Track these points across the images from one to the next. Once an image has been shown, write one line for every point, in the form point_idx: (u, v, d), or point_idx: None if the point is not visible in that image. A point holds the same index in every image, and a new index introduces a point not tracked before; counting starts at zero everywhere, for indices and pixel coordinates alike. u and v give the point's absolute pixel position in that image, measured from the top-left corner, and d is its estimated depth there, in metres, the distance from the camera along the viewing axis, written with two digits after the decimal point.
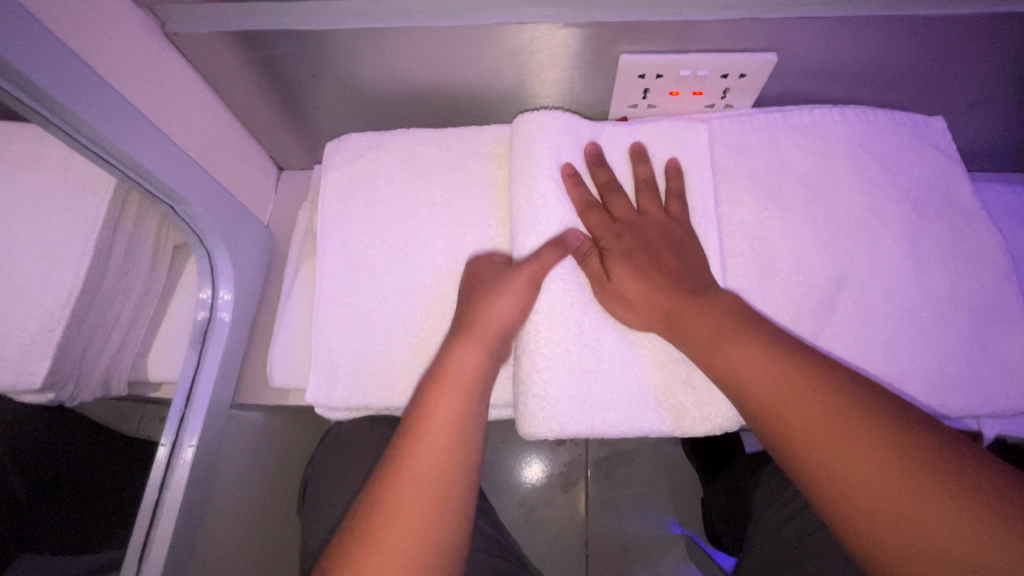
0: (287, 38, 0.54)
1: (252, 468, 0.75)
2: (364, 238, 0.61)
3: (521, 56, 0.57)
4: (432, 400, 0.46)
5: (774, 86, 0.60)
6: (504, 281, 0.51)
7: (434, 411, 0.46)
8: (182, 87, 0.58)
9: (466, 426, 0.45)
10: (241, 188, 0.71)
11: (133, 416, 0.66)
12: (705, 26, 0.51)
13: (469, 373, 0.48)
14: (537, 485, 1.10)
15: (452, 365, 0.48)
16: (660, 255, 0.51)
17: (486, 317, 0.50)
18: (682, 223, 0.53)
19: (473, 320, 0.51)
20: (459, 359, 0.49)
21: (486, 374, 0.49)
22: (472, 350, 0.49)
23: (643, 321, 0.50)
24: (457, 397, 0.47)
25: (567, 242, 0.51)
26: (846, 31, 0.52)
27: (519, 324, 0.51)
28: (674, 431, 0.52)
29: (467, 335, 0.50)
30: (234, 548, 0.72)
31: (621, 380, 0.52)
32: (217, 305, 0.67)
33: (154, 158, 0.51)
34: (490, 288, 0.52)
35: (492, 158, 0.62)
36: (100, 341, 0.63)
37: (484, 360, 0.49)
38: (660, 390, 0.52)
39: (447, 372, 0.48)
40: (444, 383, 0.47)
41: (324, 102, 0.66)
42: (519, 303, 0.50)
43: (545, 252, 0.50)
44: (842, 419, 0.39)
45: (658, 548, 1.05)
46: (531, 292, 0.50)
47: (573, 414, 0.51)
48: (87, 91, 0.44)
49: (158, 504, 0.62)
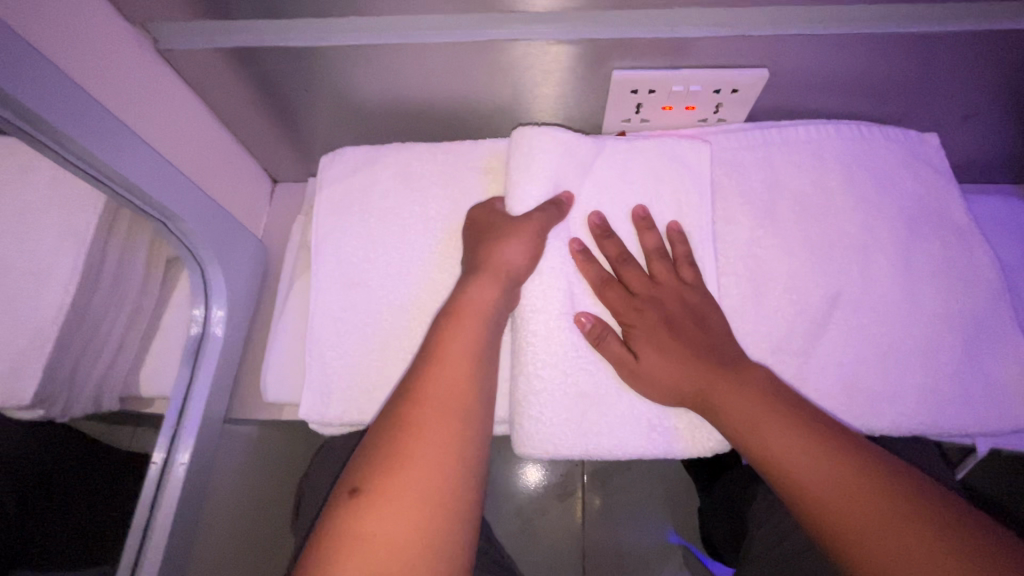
0: (279, 55, 0.55)
1: (247, 483, 0.74)
2: (357, 253, 0.60)
3: (514, 71, 0.57)
4: (446, 336, 0.46)
5: (766, 101, 0.61)
6: (515, 225, 0.51)
7: (451, 341, 0.46)
8: (175, 103, 0.58)
9: (481, 358, 0.46)
10: (234, 201, 0.71)
11: (125, 430, 0.65)
12: (695, 43, 0.51)
13: (482, 311, 0.48)
14: (535, 491, 1.10)
15: (465, 302, 0.48)
16: (683, 331, 0.50)
17: (497, 255, 0.50)
18: (699, 290, 0.52)
19: (483, 259, 0.51)
20: (473, 296, 0.48)
21: (500, 312, 0.49)
22: (487, 287, 0.49)
23: (674, 399, 0.50)
24: (471, 337, 0.46)
25: (563, 201, 0.53)
26: (836, 48, 0.52)
27: (527, 267, 0.51)
28: (665, 454, 0.52)
29: (479, 272, 0.50)
30: (227, 563, 0.71)
31: (616, 404, 0.51)
32: (210, 321, 0.67)
33: (146, 177, 0.51)
34: (499, 228, 0.52)
35: (485, 173, 0.62)
36: (92, 357, 0.62)
37: (498, 295, 0.49)
38: (656, 411, 0.52)
39: (460, 308, 0.48)
40: (458, 322, 0.47)
41: (317, 117, 0.66)
42: (528, 248, 0.50)
43: (546, 209, 0.51)
44: (846, 476, 0.42)
45: (655, 558, 1.05)
46: (538, 240, 0.51)
47: (565, 438, 0.51)
48: (77, 113, 0.44)
49: (148, 521, 0.62)
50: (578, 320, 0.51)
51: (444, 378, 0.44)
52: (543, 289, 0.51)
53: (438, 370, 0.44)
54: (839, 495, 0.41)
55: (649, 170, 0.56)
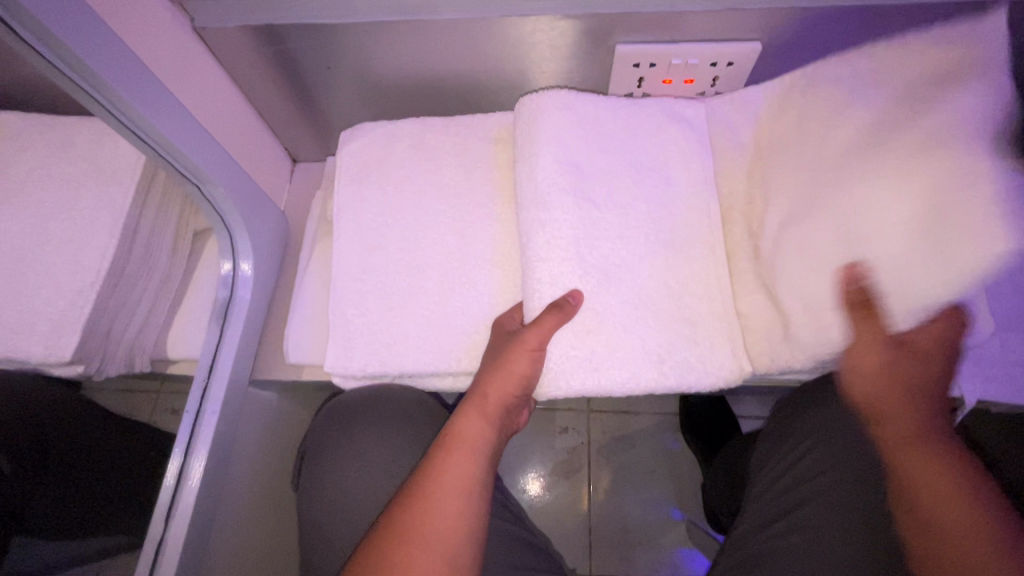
0: (304, 32, 0.58)
1: (268, 446, 0.78)
2: (378, 218, 0.64)
3: (522, 47, 0.61)
4: (443, 462, 0.53)
5: (758, 73, 0.65)
6: (504, 353, 0.52)
7: (455, 453, 0.53)
8: (207, 80, 0.62)
9: (476, 479, 0.52)
10: (258, 174, 0.75)
11: (143, 406, 0.71)
12: (692, 15, 0.55)
13: (471, 441, 0.54)
14: (538, 492, 1.11)
15: (455, 432, 0.54)
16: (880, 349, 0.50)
17: (486, 389, 0.54)
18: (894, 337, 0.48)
19: (476, 391, 0.55)
20: (465, 427, 0.54)
21: (488, 438, 0.55)
22: (476, 422, 0.54)
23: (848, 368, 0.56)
24: (465, 464, 0.53)
25: (569, 304, 0.51)
26: (824, 20, 0.56)
27: (519, 392, 0.54)
28: (678, 387, 0.53)
29: (469, 404, 0.55)
30: (250, 521, 0.74)
31: (625, 338, 0.53)
32: (237, 280, 0.70)
33: (187, 140, 0.55)
34: (493, 360, 0.54)
35: (495, 143, 0.66)
36: (124, 319, 0.66)
37: (483, 426, 0.54)
38: (662, 348, 0.53)
39: (454, 440, 0.54)
40: (452, 451, 0.53)
41: (337, 94, 0.70)
42: (523, 376, 0.53)
43: (545, 318, 0.50)
44: (944, 482, 0.54)
45: (658, 531, 1.08)
46: (538, 358, 0.52)
47: (575, 369, 0.52)
48: (131, 75, 0.47)
49: (182, 470, 0.63)
50: (566, 300, 0.51)
51: (441, 500, 0.51)
52: (550, 237, 0.53)
53: (434, 494, 0.51)
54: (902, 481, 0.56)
55: (651, 129, 0.59)
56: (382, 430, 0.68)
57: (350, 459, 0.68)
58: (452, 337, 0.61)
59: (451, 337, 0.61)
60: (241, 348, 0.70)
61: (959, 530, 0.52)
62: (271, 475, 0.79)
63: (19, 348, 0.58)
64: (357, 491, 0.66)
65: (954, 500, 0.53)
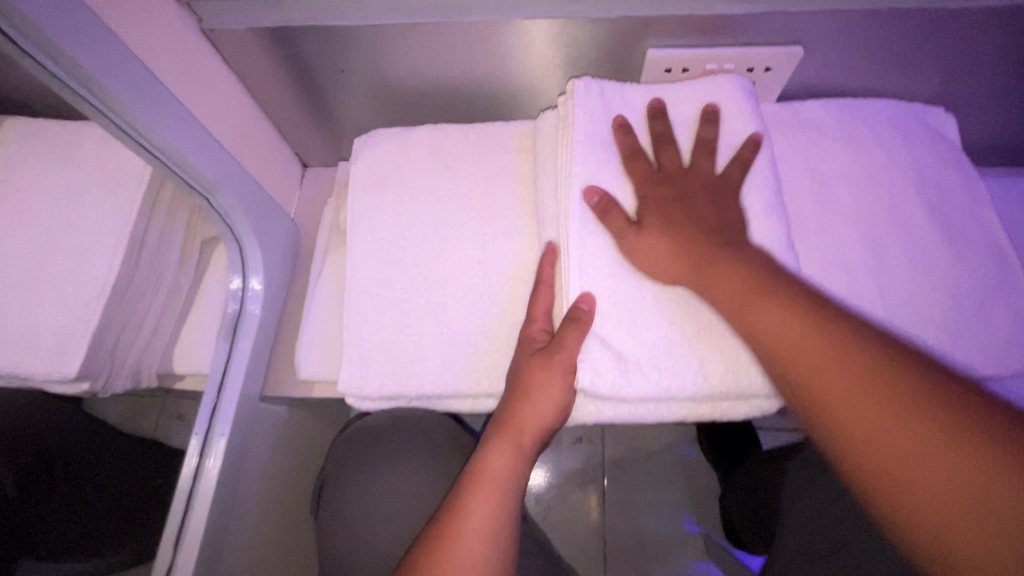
0: (315, 34, 0.55)
1: (280, 463, 0.75)
2: (394, 231, 0.61)
3: (548, 51, 0.58)
4: (469, 497, 0.49)
5: (796, 78, 0.61)
6: (536, 375, 0.50)
7: (476, 486, 0.49)
8: (217, 83, 0.59)
9: (505, 527, 0.48)
10: (268, 179, 0.72)
11: (150, 412, 0.68)
12: (732, 19, 0.52)
13: (500, 475, 0.50)
14: (551, 504, 1.09)
15: (486, 465, 0.51)
16: (697, 206, 0.50)
17: (520, 420, 0.51)
18: (707, 173, 0.52)
19: (507, 420, 0.52)
20: (493, 459, 0.51)
21: (519, 475, 0.51)
22: (505, 452, 0.51)
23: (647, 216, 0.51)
24: (494, 503, 0.49)
25: (583, 314, 0.48)
26: (873, 25, 0.52)
27: (556, 421, 0.51)
28: (712, 415, 0.53)
29: (501, 435, 0.52)
30: (260, 542, 0.72)
31: (667, 363, 0.49)
32: (247, 295, 0.67)
33: (194, 149, 0.52)
34: (522, 387, 0.51)
35: (518, 152, 0.63)
36: (131, 334, 0.64)
37: (515, 460, 0.51)
38: (711, 373, 0.49)
39: (480, 472, 0.50)
40: (476, 484, 0.50)
41: (350, 98, 0.67)
42: (557, 402, 0.50)
43: (568, 338, 0.48)
44: (878, 388, 0.37)
45: (674, 545, 1.05)
46: (568, 379, 0.50)
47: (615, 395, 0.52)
48: (135, 82, 0.44)
49: (192, 491, 0.60)
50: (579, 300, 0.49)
51: (469, 543, 0.46)
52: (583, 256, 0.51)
53: (460, 537, 0.46)
54: (853, 397, 0.38)
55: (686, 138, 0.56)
56: (398, 455, 0.65)
57: (367, 484, 0.65)
58: (475, 357, 0.58)
59: (472, 356, 0.58)
60: (252, 363, 0.67)
61: (931, 450, 0.34)
62: (282, 495, 0.77)
63: (20, 365, 0.55)
64: (374, 519, 0.63)
65: (902, 423, 0.36)
